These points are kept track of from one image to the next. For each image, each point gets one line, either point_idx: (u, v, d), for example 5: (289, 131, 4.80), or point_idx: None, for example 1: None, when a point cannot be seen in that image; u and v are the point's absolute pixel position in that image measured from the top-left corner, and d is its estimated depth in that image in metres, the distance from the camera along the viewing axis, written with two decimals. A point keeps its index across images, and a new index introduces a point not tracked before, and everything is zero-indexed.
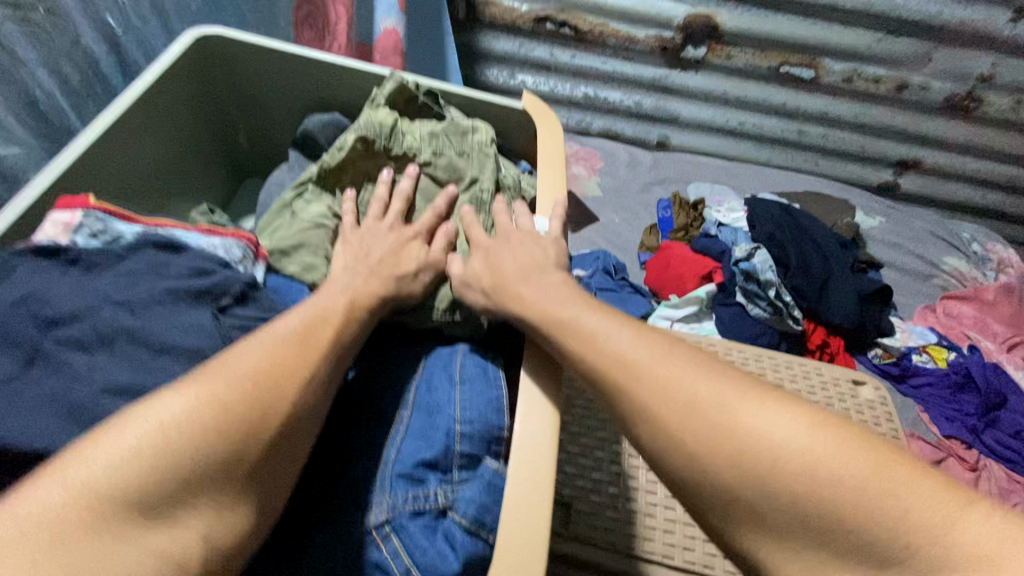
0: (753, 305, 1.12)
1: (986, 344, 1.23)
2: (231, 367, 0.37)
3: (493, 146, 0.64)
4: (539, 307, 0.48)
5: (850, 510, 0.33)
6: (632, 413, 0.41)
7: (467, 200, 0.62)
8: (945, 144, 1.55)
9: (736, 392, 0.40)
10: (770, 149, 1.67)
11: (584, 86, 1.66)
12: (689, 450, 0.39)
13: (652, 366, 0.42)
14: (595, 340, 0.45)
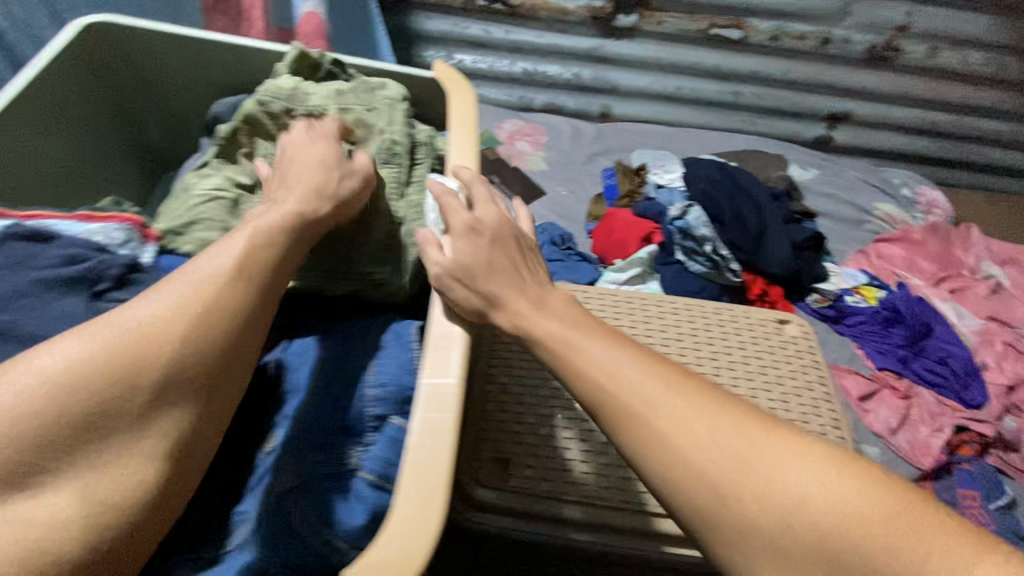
0: (692, 260, 1.17)
1: (914, 281, 1.29)
2: (127, 321, 0.40)
3: (400, 100, 0.65)
4: (556, 334, 0.50)
5: (875, 552, 0.37)
6: (657, 441, 0.44)
7: (376, 151, 0.61)
8: (872, 94, 1.60)
9: (763, 436, 0.43)
10: (709, 112, 1.70)
11: (522, 61, 1.66)
12: (720, 490, 0.42)
13: (681, 409, 0.45)
14: (633, 377, 0.47)
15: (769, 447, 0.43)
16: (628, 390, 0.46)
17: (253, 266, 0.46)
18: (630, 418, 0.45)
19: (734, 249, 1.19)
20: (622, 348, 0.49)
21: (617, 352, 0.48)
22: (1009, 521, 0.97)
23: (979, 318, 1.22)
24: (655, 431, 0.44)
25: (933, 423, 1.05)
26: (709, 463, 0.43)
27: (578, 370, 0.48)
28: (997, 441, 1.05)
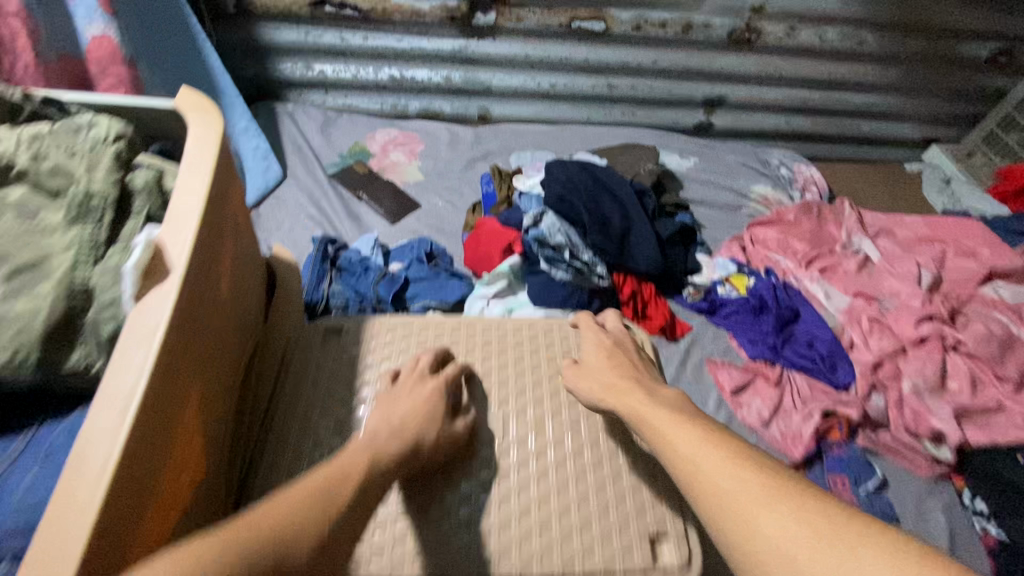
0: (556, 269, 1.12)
1: (785, 263, 1.30)
2: (257, 520, 0.45)
3: (112, 142, 0.55)
4: (631, 406, 0.70)
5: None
6: (737, 527, 0.52)
7: (66, 208, 0.51)
8: (742, 78, 1.61)
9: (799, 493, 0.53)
10: (587, 107, 1.66)
11: (387, 67, 1.56)
12: (744, 505, 0.53)
13: (734, 458, 0.57)
14: (712, 469, 0.57)
15: (856, 550, 0.46)
16: (713, 484, 0.56)
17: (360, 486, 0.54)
18: (711, 507, 0.55)
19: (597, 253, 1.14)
20: (715, 447, 0.59)
21: (707, 450, 0.59)
22: (877, 504, 0.97)
23: (847, 296, 1.22)
24: (736, 520, 0.52)
25: (805, 410, 1.03)
26: (788, 548, 0.48)
27: (676, 458, 0.60)
28: (865, 421, 1.03)
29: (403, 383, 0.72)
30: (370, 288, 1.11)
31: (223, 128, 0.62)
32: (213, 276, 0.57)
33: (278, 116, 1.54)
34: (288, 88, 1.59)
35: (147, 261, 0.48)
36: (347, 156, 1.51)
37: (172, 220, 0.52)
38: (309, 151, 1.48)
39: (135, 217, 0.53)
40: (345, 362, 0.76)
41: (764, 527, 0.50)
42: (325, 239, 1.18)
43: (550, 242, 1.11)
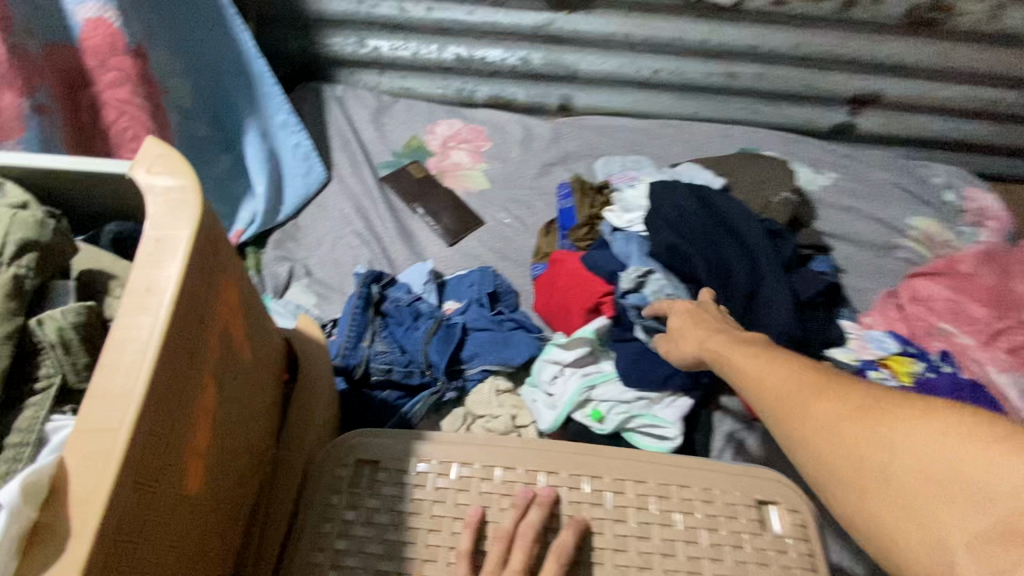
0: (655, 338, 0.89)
1: (963, 339, 0.96)
2: None
3: (18, 264, 0.36)
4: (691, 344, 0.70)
5: (887, 448, 0.44)
6: (780, 415, 0.51)
7: None
8: (908, 70, 1.24)
9: (821, 376, 0.51)
10: (696, 100, 1.33)
11: (454, 45, 1.28)
12: (768, 392, 0.53)
13: (764, 357, 0.57)
14: (766, 375, 0.55)
15: (907, 428, 0.43)
16: (761, 384, 0.54)
17: None
18: (758, 404, 0.54)
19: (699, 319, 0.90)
20: (774, 360, 0.56)
21: (770, 362, 0.56)
22: None
23: None
24: (779, 410, 0.51)
25: None
26: (835, 434, 0.47)
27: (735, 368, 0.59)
28: None
29: None
30: (418, 347, 0.89)
31: (198, 226, 0.38)
32: (179, 462, 0.36)
33: (325, 101, 1.30)
34: (336, 66, 1.34)
35: (30, 523, 0.28)
36: (401, 155, 1.26)
37: (87, 429, 0.30)
38: (358, 147, 1.25)
39: (40, 394, 0.35)
40: (377, 522, 0.53)
41: (809, 416, 0.49)
42: (370, 273, 0.95)
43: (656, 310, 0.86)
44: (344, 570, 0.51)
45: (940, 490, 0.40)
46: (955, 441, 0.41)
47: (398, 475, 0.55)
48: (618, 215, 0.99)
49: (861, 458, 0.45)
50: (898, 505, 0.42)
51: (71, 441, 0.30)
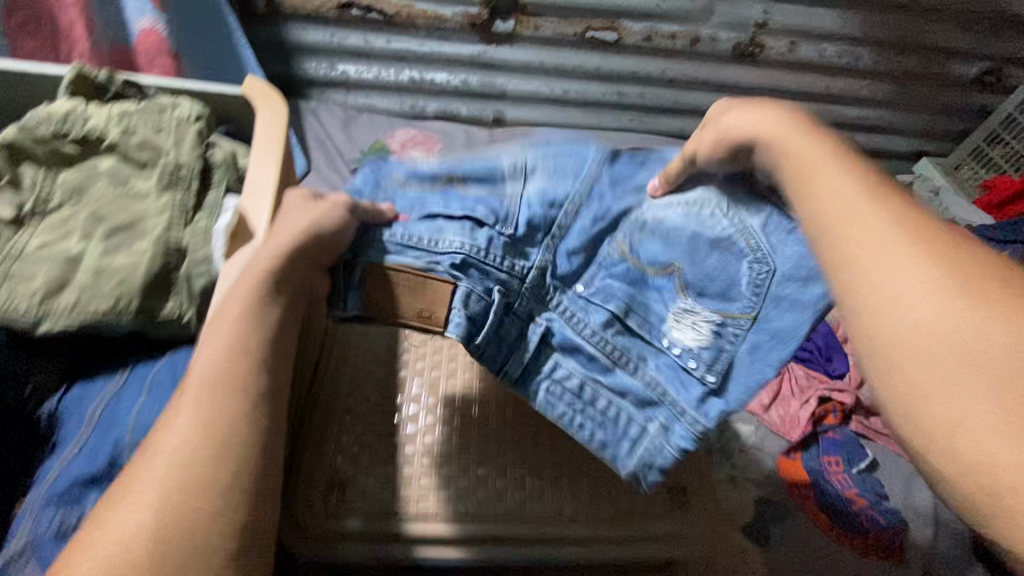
0: (530, 208, 0.56)
1: None
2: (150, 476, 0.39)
3: (192, 119, 0.60)
4: (827, 211, 0.40)
5: (990, 343, 0.31)
6: (861, 262, 0.37)
7: (160, 178, 0.57)
8: (747, 89, 1.69)
9: (926, 242, 0.36)
10: (598, 113, 1.73)
11: (408, 70, 1.61)
12: (845, 239, 0.38)
13: (881, 216, 0.38)
14: (855, 222, 0.38)
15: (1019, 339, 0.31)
16: (821, 212, 0.40)
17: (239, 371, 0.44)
18: (830, 248, 0.39)
19: (752, 305, 0.51)
20: (856, 198, 0.40)
21: (840, 176, 0.41)
22: (868, 482, 1.04)
23: None
24: (861, 260, 0.37)
25: (802, 396, 1.12)
26: (899, 300, 0.34)
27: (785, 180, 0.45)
28: (857, 406, 1.12)
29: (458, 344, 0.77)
30: None
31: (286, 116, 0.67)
32: None
33: (302, 113, 1.59)
34: (310, 87, 1.64)
35: (232, 226, 0.54)
36: (368, 153, 1.54)
37: (252, 197, 0.57)
38: (332, 147, 1.54)
39: (215, 188, 0.59)
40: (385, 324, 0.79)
41: (881, 278, 0.35)
42: None
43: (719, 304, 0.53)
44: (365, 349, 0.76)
45: (949, 380, 0.31)
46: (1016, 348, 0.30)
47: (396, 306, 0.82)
48: None
49: (887, 319, 0.34)
50: (895, 373, 0.33)
51: (244, 201, 0.57)
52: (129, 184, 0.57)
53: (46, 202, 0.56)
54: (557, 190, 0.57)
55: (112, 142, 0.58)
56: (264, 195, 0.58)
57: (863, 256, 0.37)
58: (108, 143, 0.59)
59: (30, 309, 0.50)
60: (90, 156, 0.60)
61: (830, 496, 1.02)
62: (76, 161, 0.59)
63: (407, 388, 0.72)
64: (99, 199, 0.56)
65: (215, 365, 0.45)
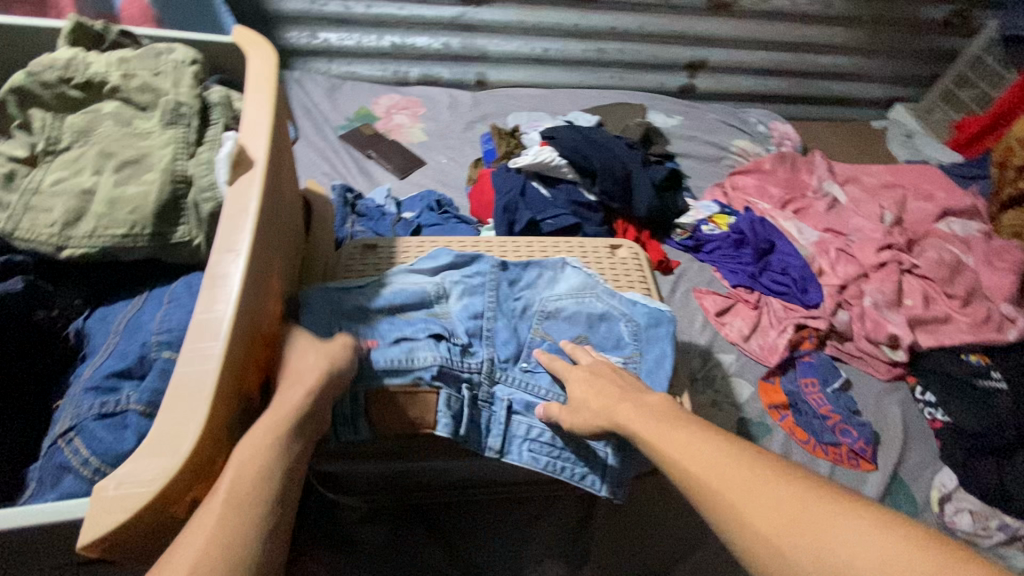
0: (462, 323, 0.74)
1: (762, 206, 1.41)
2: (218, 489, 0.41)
3: (188, 63, 0.65)
4: (680, 454, 0.54)
5: (818, 527, 0.44)
6: (716, 494, 0.49)
7: (162, 114, 0.61)
8: (724, 41, 1.72)
9: (749, 467, 0.50)
10: (579, 72, 1.76)
11: (389, 35, 1.63)
12: (703, 478, 0.51)
13: (717, 454, 0.52)
14: (704, 459, 0.52)
15: (830, 515, 0.44)
16: (680, 458, 0.54)
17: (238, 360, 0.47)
18: (698, 491, 0.51)
19: (636, 350, 0.77)
20: (694, 439, 0.55)
21: (690, 444, 0.54)
22: (843, 399, 1.10)
23: (817, 232, 1.36)
24: (716, 492, 0.49)
25: (780, 326, 1.18)
26: (755, 507, 0.47)
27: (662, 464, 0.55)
28: (832, 332, 1.18)
29: None
30: (388, 229, 1.20)
31: (273, 55, 0.69)
32: (280, 176, 0.66)
33: (286, 82, 1.60)
34: (293, 57, 1.66)
35: (232, 154, 0.57)
36: (354, 120, 1.54)
37: (249, 133, 0.60)
38: (317, 114, 1.53)
39: (213, 124, 0.63)
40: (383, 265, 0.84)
41: (752, 503, 0.47)
42: (343, 187, 1.27)
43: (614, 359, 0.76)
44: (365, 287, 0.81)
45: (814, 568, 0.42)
46: (849, 529, 0.43)
47: (391, 249, 0.87)
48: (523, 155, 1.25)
49: (759, 537, 0.45)
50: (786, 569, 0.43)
51: (242, 135, 0.60)
52: (133, 122, 0.62)
53: (55, 142, 0.60)
54: (477, 303, 0.77)
55: (114, 84, 0.63)
56: (261, 131, 0.61)
57: (713, 487, 0.50)
58: (109, 85, 0.63)
59: (52, 236, 0.55)
60: (93, 100, 0.64)
61: (809, 413, 1.08)
62: (81, 106, 0.63)
63: None
64: (106, 136, 0.60)
65: (233, 271, 0.49)
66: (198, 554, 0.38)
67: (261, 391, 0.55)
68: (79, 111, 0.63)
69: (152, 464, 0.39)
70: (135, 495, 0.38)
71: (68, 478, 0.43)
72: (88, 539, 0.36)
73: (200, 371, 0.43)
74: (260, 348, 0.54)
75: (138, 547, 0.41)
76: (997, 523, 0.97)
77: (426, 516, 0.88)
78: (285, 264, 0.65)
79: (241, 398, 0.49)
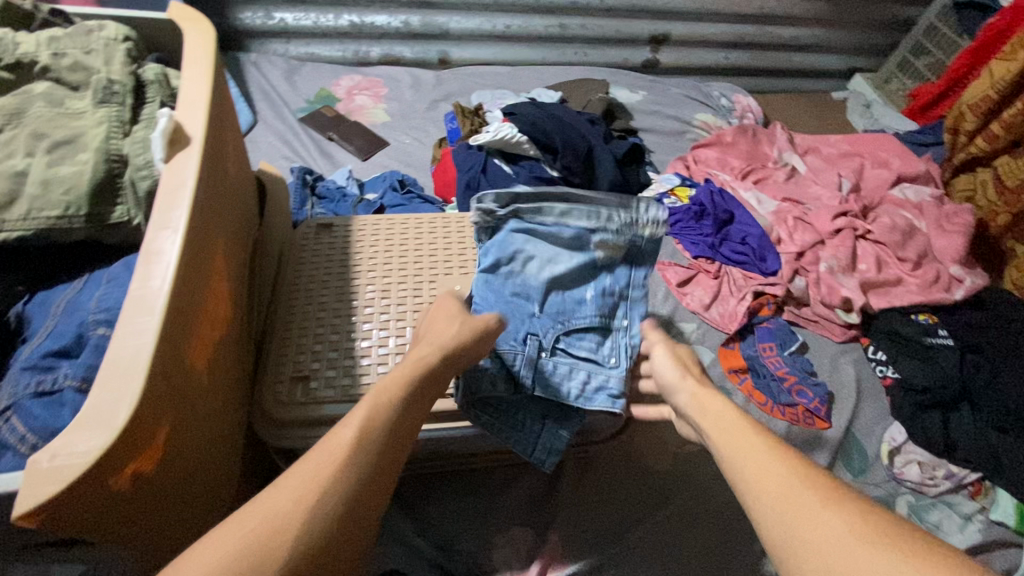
0: (495, 252, 0.79)
1: (723, 178, 1.44)
2: (293, 484, 0.47)
3: (121, 42, 0.64)
4: (743, 465, 0.55)
5: (863, 561, 0.44)
6: (773, 509, 0.50)
7: (94, 93, 0.60)
8: (685, 15, 1.72)
9: (809, 494, 0.50)
10: (542, 49, 1.75)
11: (347, 14, 1.59)
12: (763, 492, 0.52)
13: (781, 471, 0.53)
14: (763, 474, 0.53)
15: (880, 550, 0.44)
16: (742, 473, 0.55)
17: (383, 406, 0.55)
18: (755, 505, 0.52)
19: (613, 364, 0.77)
20: (758, 450, 0.55)
21: (764, 459, 0.54)
22: (799, 362, 1.14)
23: (776, 201, 1.39)
24: (775, 505, 0.51)
25: (739, 294, 1.21)
26: (804, 530, 0.48)
27: (726, 466, 0.57)
28: (788, 298, 1.22)
29: (418, 258, 0.84)
30: (349, 211, 1.19)
31: (211, 31, 0.68)
32: (222, 155, 0.65)
33: (242, 65, 1.56)
34: (249, 39, 1.62)
35: (169, 130, 0.56)
36: (314, 102, 1.51)
37: (185, 110, 0.59)
38: (276, 97, 1.50)
39: (149, 102, 0.62)
40: (341, 246, 0.84)
41: (807, 526, 0.48)
42: (303, 168, 1.26)
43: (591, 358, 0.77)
44: (323, 268, 0.81)
45: None
46: (896, 563, 0.43)
47: (347, 228, 0.86)
48: (483, 133, 1.24)
49: (803, 556, 0.47)
50: None
51: (178, 113, 0.59)
52: (64, 101, 0.60)
53: None
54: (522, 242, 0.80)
55: (43, 63, 0.61)
56: (197, 108, 0.60)
57: (769, 505, 0.51)
58: (38, 64, 0.61)
59: None
60: (21, 81, 0.62)
61: (767, 375, 1.11)
62: (11, 87, 0.61)
63: (362, 293, 0.79)
64: (35, 116, 0.59)
65: (169, 249, 0.49)
66: (260, 530, 0.44)
67: (209, 367, 0.56)
68: (8, 91, 0.61)
69: (86, 438, 0.39)
70: (70, 466, 0.38)
71: (7, 454, 0.44)
72: (22, 510, 0.37)
73: (135, 345, 0.43)
74: (204, 326, 0.54)
75: (79, 518, 0.42)
76: (943, 472, 1.02)
77: (394, 490, 0.90)
78: (232, 245, 0.65)
79: (184, 373, 0.49)
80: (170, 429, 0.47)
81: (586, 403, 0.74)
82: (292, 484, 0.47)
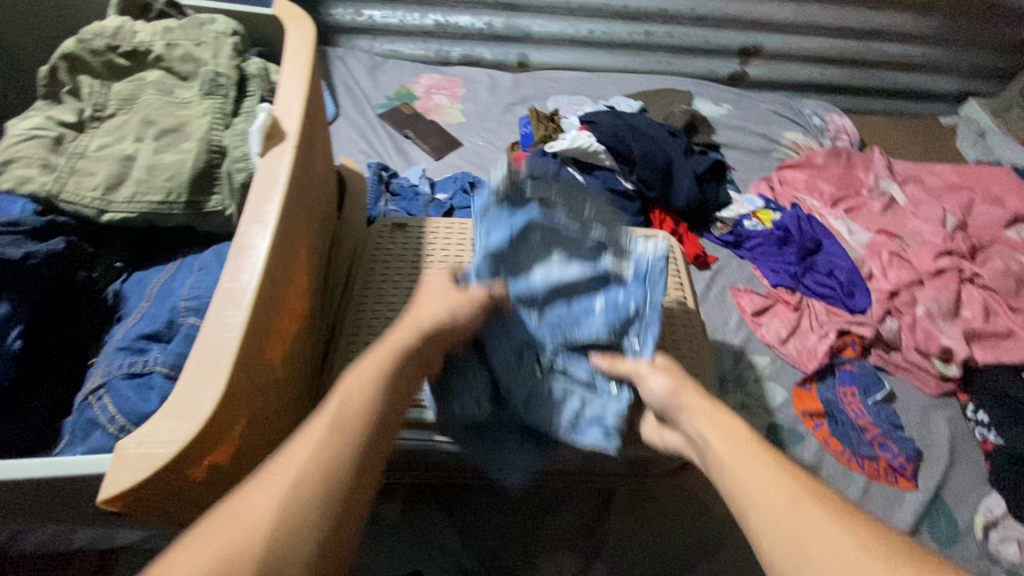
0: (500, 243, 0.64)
1: (810, 203, 1.34)
2: (246, 507, 0.38)
3: (230, 35, 0.66)
4: (739, 473, 0.48)
5: None
6: (773, 524, 0.43)
7: (202, 86, 0.62)
8: (780, 27, 1.63)
9: (818, 508, 0.43)
10: (625, 56, 1.70)
11: (433, 14, 1.61)
12: (765, 501, 0.45)
13: (784, 481, 0.46)
14: (762, 484, 0.46)
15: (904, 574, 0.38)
16: (739, 479, 0.48)
17: (358, 407, 0.46)
18: (754, 518, 0.45)
19: (608, 392, 0.68)
20: (756, 457, 0.49)
21: (766, 471, 0.47)
22: (884, 412, 1.04)
23: (869, 233, 1.28)
24: (777, 519, 0.43)
25: (821, 330, 1.12)
26: (813, 549, 0.41)
27: (720, 473, 0.50)
28: (877, 340, 1.11)
29: None
30: (420, 211, 1.20)
31: (312, 29, 0.69)
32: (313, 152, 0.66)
33: (329, 59, 1.60)
34: (337, 35, 1.66)
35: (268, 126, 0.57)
36: (393, 99, 1.54)
37: (285, 106, 0.60)
38: (358, 91, 1.53)
39: (250, 96, 0.64)
40: (412, 246, 0.84)
41: (816, 542, 0.41)
42: (379, 164, 1.28)
43: (581, 383, 0.68)
44: (393, 268, 0.81)
45: None
46: None
47: (420, 229, 0.86)
48: (560, 140, 1.22)
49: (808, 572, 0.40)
50: None
51: (277, 108, 0.60)
52: (173, 90, 0.63)
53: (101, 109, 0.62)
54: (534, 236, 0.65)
55: (157, 52, 0.64)
56: (294, 105, 0.61)
57: (772, 518, 0.44)
58: (153, 54, 0.64)
59: (94, 200, 0.56)
60: (138, 69, 0.65)
61: (844, 423, 1.02)
62: (128, 74, 0.65)
63: None
64: (148, 104, 0.62)
65: (260, 243, 0.49)
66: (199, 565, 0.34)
67: (284, 361, 0.56)
68: (125, 77, 0.65)
69: (172, 426, 0.40)
70: (154, 453, 0.39)
71: (97, 432, 0.46)
72: (108, 493, 0.37)
73: (222, 339, 0.43)
74: (281, 320, 0.54)
75: (152, 503, 0.42)
76: None
77: (442, 497, 0.89)
78: (313, 240, 0.65)
79: (262, 367, 0.49)
80: (243, 422, 0.47)
81: (578, 436, 0.67)
82: (267, 484, 0.39)
